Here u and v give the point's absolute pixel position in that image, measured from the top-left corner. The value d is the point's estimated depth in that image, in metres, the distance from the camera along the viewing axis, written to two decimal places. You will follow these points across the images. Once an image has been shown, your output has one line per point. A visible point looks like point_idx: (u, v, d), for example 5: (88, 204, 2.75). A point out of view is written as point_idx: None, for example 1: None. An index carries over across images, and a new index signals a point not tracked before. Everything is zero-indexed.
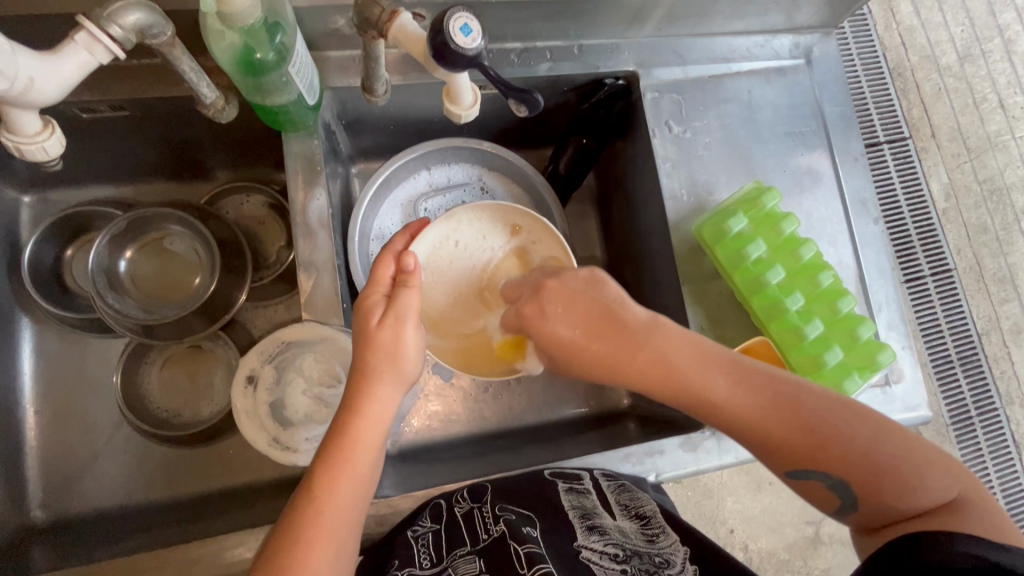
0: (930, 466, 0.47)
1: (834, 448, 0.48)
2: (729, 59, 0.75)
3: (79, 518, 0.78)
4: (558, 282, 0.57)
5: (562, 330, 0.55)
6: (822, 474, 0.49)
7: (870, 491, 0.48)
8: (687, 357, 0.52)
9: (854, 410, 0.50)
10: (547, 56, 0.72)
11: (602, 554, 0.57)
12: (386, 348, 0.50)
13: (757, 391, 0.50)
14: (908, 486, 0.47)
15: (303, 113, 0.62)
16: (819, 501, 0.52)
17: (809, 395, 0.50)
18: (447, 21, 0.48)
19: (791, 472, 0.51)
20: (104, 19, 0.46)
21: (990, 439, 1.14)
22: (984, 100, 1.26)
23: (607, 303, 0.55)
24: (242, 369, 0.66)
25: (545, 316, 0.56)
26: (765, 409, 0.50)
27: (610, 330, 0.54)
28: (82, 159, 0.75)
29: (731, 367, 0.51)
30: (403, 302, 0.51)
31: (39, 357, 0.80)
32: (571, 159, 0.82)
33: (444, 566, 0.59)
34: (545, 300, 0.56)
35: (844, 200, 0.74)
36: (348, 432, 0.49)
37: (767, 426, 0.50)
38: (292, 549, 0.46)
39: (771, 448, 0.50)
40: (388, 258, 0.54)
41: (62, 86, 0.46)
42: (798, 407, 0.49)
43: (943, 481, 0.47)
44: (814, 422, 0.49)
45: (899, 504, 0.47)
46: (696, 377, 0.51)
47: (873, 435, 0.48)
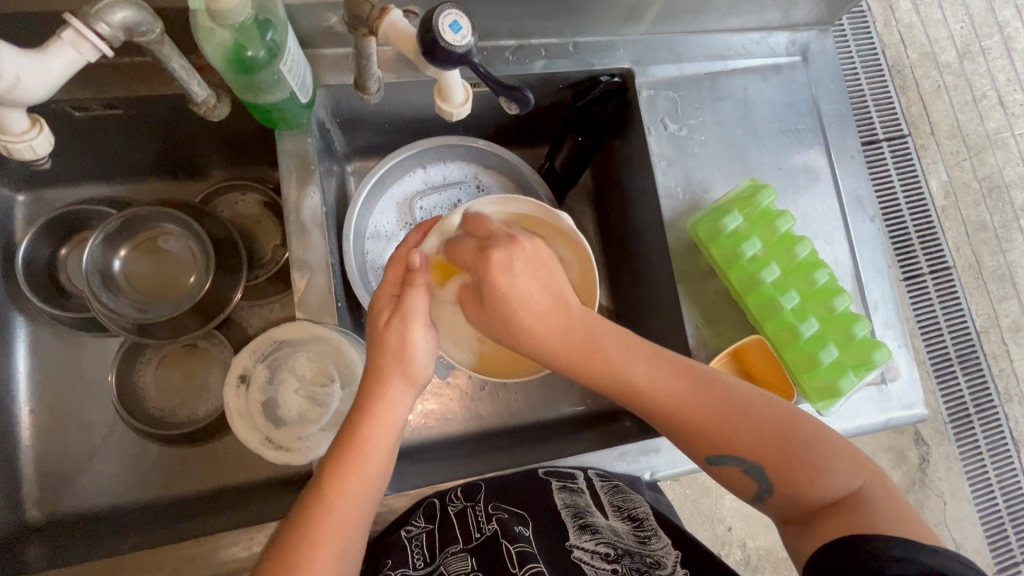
0: (834, 453, 0.49)
1: (746, 431, 0.50)
2: (725, 56, 0.75)
3: (73, 517, 0.78)
4: (530, 243, 0.51)
5: (519, 293, 0.50)
6: (736, 458, 0.50)
7: (781, 476, 0.49)
8: (613, 341, 0.51)
9: (762, 396, 0.52)
10: (542, 54, 0.71)
11: (594, 553, 0.57)
12: (393, 350, 0.50)
13: (676, 375, 0.51)
14: (817, 472, 0.48)
15: (296, 111, 0.62)
16: (737, 487, 0.53)
17: (721, 380, 0.52)
18: (436, 18, 0.47)
19: (709, 457, 0.52)
20: (92, 17, 0.46)
21: (988, 437, 1.14)
22: (984, 97, 1.25)
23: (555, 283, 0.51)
24: (234, 369, 0.65)
25: (510, 272, 0.49)
26: (683, 396, 0.51)
27: (552, 307, 0.51)
28: (76, 158, 0.75)
29: (652, 352, 0.52)
30: (412, 304, 0.50)
31: (33, 356, 0.80)
32: (568, 157, 0.81)
33: (436, 565, 0.59)
34: (513, 253, 0.50)
35: (840, 198, 0.73)
36: (357, 432, 0.49)
37: (685, 409, 0.51)
38: (299, 549, 0.47)
39: (691, 432, 0.51)
40: (399, 260, 0.53)
41: (49, 84, 0.46)
42: (710, 391, 0.51)
43: (848, 471, 0.48)
44: (729, 409, 0.50)
45: (808, 490, 0.48)
46: (619, 363, 0.51)
47: (781, 422, 0.50)
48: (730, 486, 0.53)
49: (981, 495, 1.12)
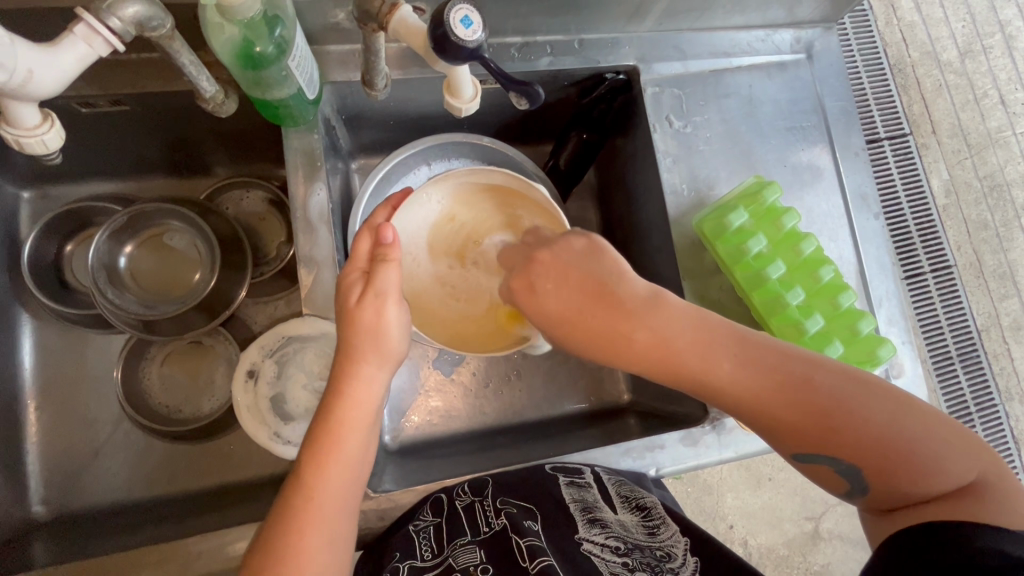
0: (944, 449, 0.47)
1: (845, 428, 0.48)
2: (729, 54, 0.75)
3: (78, 513, 0.78)
4: (549, 253, 0.56)
5: (554, 303, 0.55)
6: (830, 457, 0.49)
7: (882, 476, 0.48)
8: (689, 335, 0.52)
9: (866, 391, 0.49)
10: (548, 51, 0.72)
11: (604, 547, 0.58)
12: (367, 328, 0.50)
13: (763, 371, 0.50)
14: (922, 471, 0.47)
15: (303, 107, 0.62)
16: (830, 484, 0.52)
17: (818, 372, 0.49)
18: (447, 13, 0.47)
19: (798, 454, 0.51)
20: (104, 11, 0.46)
21: (989, 435, 1.14)
22: (985, 96, 1.26)
23: (603, 279, 0.54)
24: (242, 364, 0.66)
25: (535, 290, 0.55)
26: (768, 390, 0.50)
27: (605, 308, 0.53)
28: (82, 154, 0.75)
29: (739, 349, 0.51)
30: (383, 280, 0.50)
31: (38, 353, 0.80)
32: (572, 154, 0.82)
33: (445, 556, 0.60)
34: (534, 272, 0.56)
35: (844, 195, 0.74)
36: (334, 415, 0.50)
37: (774, 406, 0.50)
38: (283, 537, 0.47)
39: (784, 430, 0.50)
40: (367, 232, 0.53)
41: (61, 78, 0.46)
42: (804, 388, 0.49)
43: (959, 466, 0.47)
44: (827, 404, 0.49)
45: (909, 487, 0.47)
46: (699, 363, 0.51)
47: (885, 418, 0.48)
48: (817, 480, 0.53)
49: None
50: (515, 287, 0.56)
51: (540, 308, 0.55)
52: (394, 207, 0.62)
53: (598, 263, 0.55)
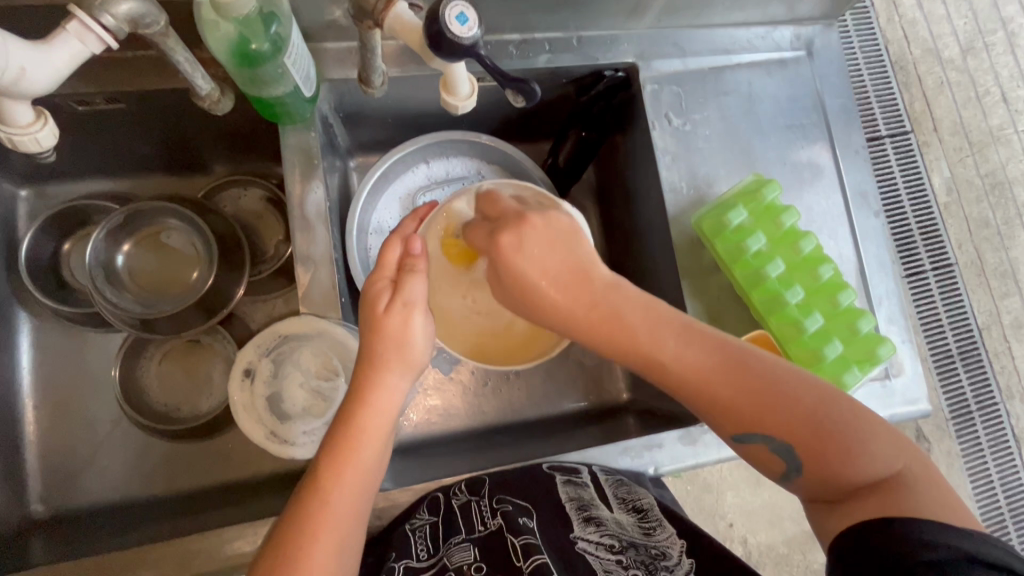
0: (875, 434, 0.47)
1: (781, 408, 0.48)
2: (729, 51, 0.75)
3: (76, 512, 0.78)
4: (542, 219, 0.52)
5: (534, 268, 0.50)
6: (764, 436, 0.49)
7: (814, 456, 0.47)
8: (640, 313, 0.50)
9: (800, 375, 0.49)
10: (546, 48, 0.71)
11: (599, 544, 0.57)
12: (393, 337, 0.49)
13: (707, 350, 0.49)
14: (851, 454, 0.47)
15: (300, 105, 0.62)
16: (765, 466, 0.51)
17: (755, 357, 0.49)
18: (443, 10, 0.47)
19: (736, 435, 0.50)
20: (97, 8, 0.45)
21: (990, 434, 1.14)
22: (987, 93, 1.25)
23: (578, 256, 0.51)
24: (238, 363, 0.66)
25: (521, 251, 0.50)
26: (710, 367, 0.49)
27: (573, 281, 0.50)
28: (79, 152, 0.75)
29: (685, 328, 0.50)
30: (412, 288, 0.50)
31: (37, 351, 0.80)
32: (570, 151, 0.81)
33: (439, 557, 0.59)
34: (521, 233, 0.51)
35: (844, 193, 0.73)
36: (355, 423, 0.49)
37: (717, 384, 0.49)
38: (296, 542, 0.47)
39: (722, 407, 0.49)
40: (397, 240, 0.53)
41: (53, 75, 0.46)
42: (744, 370, 0.49)
43: (887, 453, 0.47)
44: (765, 383, 0.48)
45: (841, 470, 0.47)
46: (647, 336, 0.49)
47: (818, 400, 0.48)
48: (755, 464, 0.52)
49: (983, 492, 1.11)
50: (497, 240, 0.51)
51: (515, 272, 0.50)
52: (423, 220, 0.59)
53: (575, 240, 0.52)
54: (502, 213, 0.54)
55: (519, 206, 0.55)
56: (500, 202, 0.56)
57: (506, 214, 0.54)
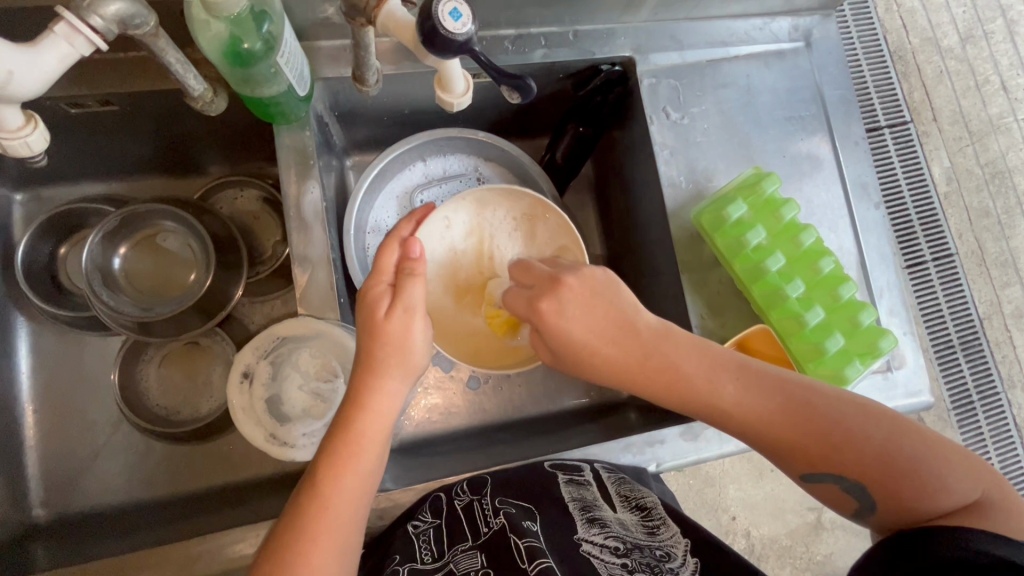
0: (949, 468, 0.46)
1: (846, 448, 0.48)
2: (727, 43, 0.74)
3: (76, 517, 0.77)
4: (576, 279, 0.54)
5: (580, 331, 0.54)
6: (835, 476, 0.49)
7: (885, 490, 0.47)
8: (696, 364, 0.53)
9: (864, 409, 0.50)
10: (542, 43, 0.71)
11: (603, 547, 0.56)
12: (394, 340, 0.50)
13: (767, 395, 0.51)
14: (923, 489, 0.46)
15: (294, 104, 0.61)
16: (836, 503, 0.52)
17: (816, 394, 0.50)
18: (436, 6, 0.47)
19: (805, 474, 0.51)
20: (84, 10, 0.45)
21: (992, 424, 1.14)
22: (987, 81, 1.24)
23: (621, 310, 0.55)
24: (237, 365, 0.65)
25: (562, 314, 0.54)
26: (770, 410, 0.50)
27: (623, 338, 0.54)
28: (73, 156, 0.74)
29: (740, 372, 0.52)
30: (410, 294, 0.50)
31: (36, 356, 0.80)
32: (569, 147, 0.81)
33: (446, 561, 0.59)
34: (561, 298, 0.54)
35: (844, 185, 0.73)
36: (353, 427, 0.49)
37: (782, 431, 0.50)
38: (296, 545, 0.46)
39: (786, 445, 0.50)
40: (394, 244, 0.52)
41: (41, 79, 0.45)
42: (807, 409, 0.50)
43: (963, 483, 0.46)
44: (828, 421, 0.49)
45: (915, 504, 0.46)
46: (704, 386, 0.52)
47: (885, 435, 0.48)
48: (826, 500, 0.52)
49: None
50: (536, 308, 0.54)
51: (564, 332, 0.54)
52: (419, 222, 0.60)
53: (613, 296, 0.55)
54: (535, 279, 0.56)
55: (552, 267, 0.57)
56: (533, 269, 0.57)
57: (540, 282, 0.56)
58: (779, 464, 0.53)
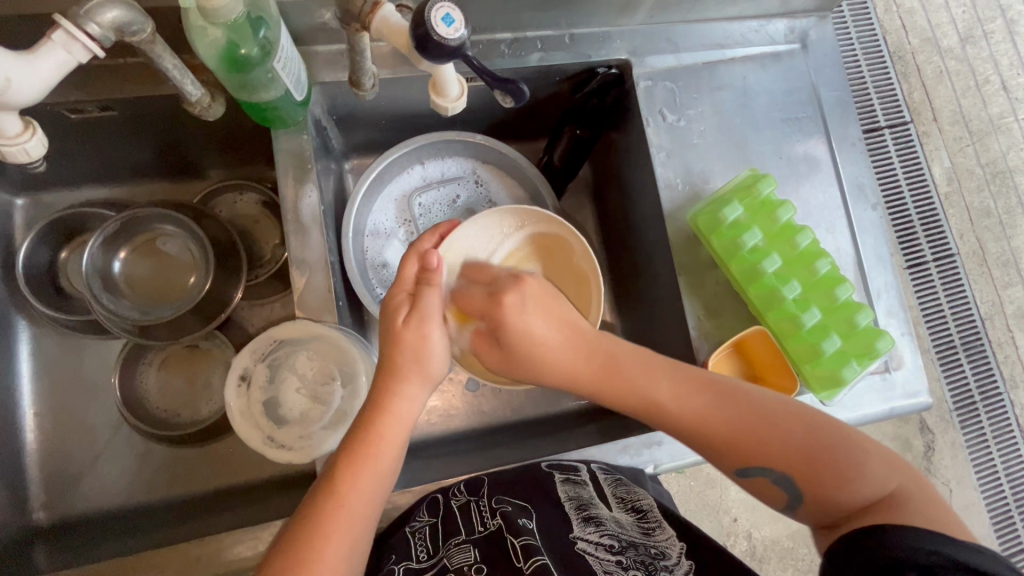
0: (869, 461, 0.48)
1: (773, 441, 0.50)
2: (723, 45, 0.74)
3: (76, 520, 0.78)
4: (537, 281, 0.58)
5: (536, 326, 0.56)
6: (763, 469, 0.50)
7: (809, 481, 0.49)
8: (629, 360, 0.55)
9: (788, 404, 0.51)
10: (538, 46, 0.71)
11: (598, 545, 0.56)
12: (411, 348, 0.51)
13: (696, 391, 0.52)
14: (846, 479, 0.47)
15: (291, 109, 0.62)
16: (769, 500, 0.52)
17: (743, 387, 0.52)
18: (429, 11, 0.47)
19: (739, 469, 0.51)
20: (81, 17, 0.45)
21: (995, 425, 1.13)
22: (987, 82, 1.24)
23: (567, 313, 0.58)
24: (235, 368, 0.65)
25: (522, 308, 0.56)
26: (703, 406, 0.52)
27: (570, 336, 0.56)
28: (74, 161, 0.75)
29: (674, 370, 0.54)
30: (427, 302, 0.52)
31: (37, 359, 0.80)
32: (567, 149, 0.81)
33: (439, 557, 0.58)
34: (522, 294, 0.56)
35: (841, 186, 0.73)
36: (374, 427, 0.50)
37: (711, 425, 0.51)
38: (310, 541, 0.46)
39: (717, 441, 0.51)
40: (413, 256, 0.55)
41: (39, 86, 0.46)
42: (732, 400, 0.51)
43: (882, 475, 0.47)
44: (754, 415, 0.50)
45: (839, 495, 0.47)
46: (642, 379, 0.53)
47: (808, 429, 0.50)
48: (760, 498, 0.53)
49: (987, 482, 1.11)
50: (501, 300, 0.56)
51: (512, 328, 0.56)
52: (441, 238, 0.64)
53: (559, 302, 0.58)
54: (497, 277, 0.60)
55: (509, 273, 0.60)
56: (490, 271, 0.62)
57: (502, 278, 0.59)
58: (712, 462, 0.53)
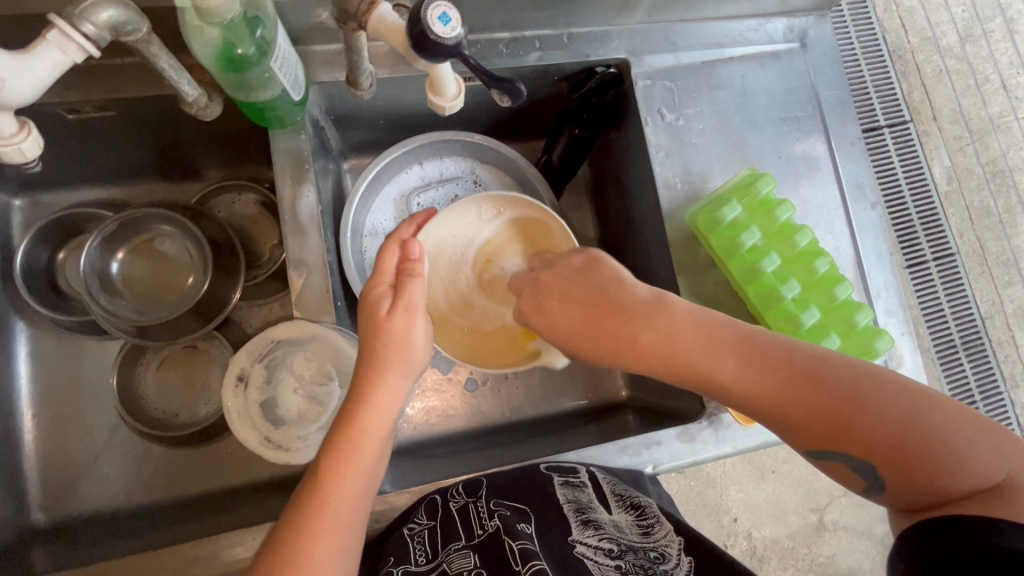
0: (970, 448, 0.45)
1: (860, 426, 0.47)
2: (722, 44, 0.74)
3: (74, 521, 0.78)
4: (550, 276, 0.60)
5: (560, 319, 0.57)
6: (843, 453, 0.48)
7: (896, 469, 0.46)
8: (694, 340, 0.52)
9: (879, 382, 0.48)
10: (536, 46, 0.71)
11: (597, 549, 0.56)
12: (396, 340, 0.50)
13: (771, 372, 0.50)
14: (940, 469, 0.45)
15: (288, 108, 0.62)
16: (847, 480, 0.50)
17: (828, 365, 0.49)
18: (425, 10, 0.47)
19: (812, 450, 0.50)
20: (77, 17, 0.45)
21: (995, 425, 1.13)
22: (986, 80, 1.24)
23: (614, 293, 0.56)
24: (231, 369, 0.65)
25: (541, 310, 0.59)
26: (775, 388, 0.49)
27: (620, 320, 0.55)
28: (72, 162, 0.75)
29: (744, 349, 0.51)
30: (413, 293, 0.51)
31: (35, 360, 0.80)
32: (565, 150, 0.81)
33: (438, 561, 0.58)
34: (541, 295, 0.59)
35: (841, 185, 0.73)
36: (355, 422, 0.49)
37: (785, 407, 0.49)
38: (295, 540, 0.46)
39: (794, 423, 0.49)
40: (394, 244, 0.53)
41: (34, 86, 0.46)
42: (813, 382, 0.48)
43: (985, 463, 0.44)
44: (837, 399, 0.47)
45: (929, 483, 0.45)
46: (703, 360, 0.52)
47: (903, 413, 0.46)
48: (837, 477, 0.51)
49: None
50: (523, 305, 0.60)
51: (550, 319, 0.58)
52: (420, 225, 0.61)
53: (592, 286, 0.57)
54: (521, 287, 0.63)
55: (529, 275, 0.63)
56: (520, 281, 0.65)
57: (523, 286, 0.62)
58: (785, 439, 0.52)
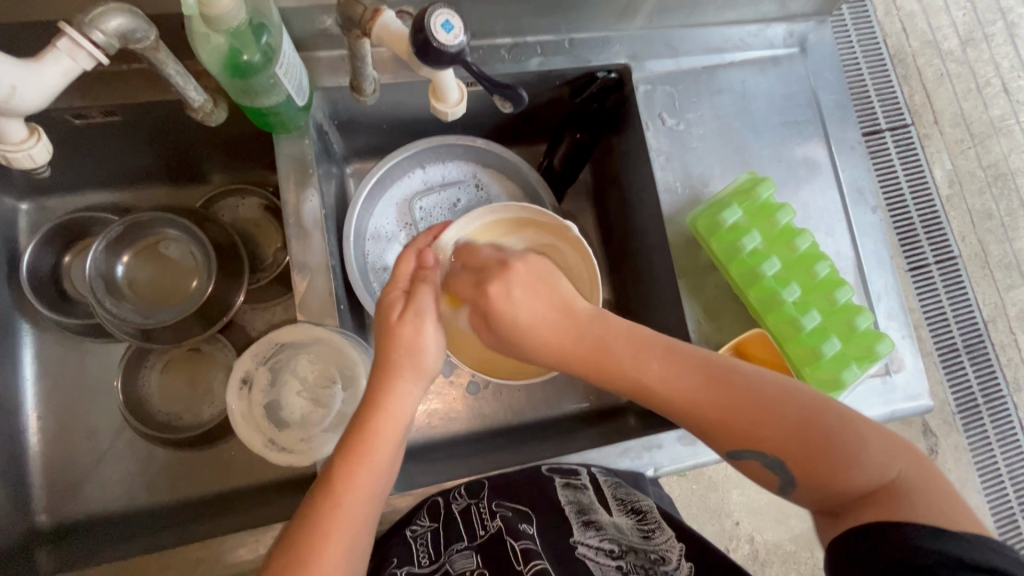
0: (873, 444, 0.46)
1: (771, 428, 0.47)
2: (723, 49, 0.74)
3: (78, 522, 0.78)
4: (523, 265, 0.55)
5: (522, 311, 0.53)
6: (757, 453, 0.48)
7: (806, 470, 0.47)
8: (622, 345, 0.51)
9: (785, 386, 0.49)
10: (538, 51, 0.71)
11: (598, 550, 0.57)
12: (405, 344, 0.50)
13: (691, 375, 0.49)
14: (841, 467, 0.46)
15: (293, 114, 0.62)
16: (761, 480, 0.50)
17: (737, 369, 0.49)
18: (428, 18, 0.47)
19: (731, 451, 0.50)
20: (87, 25, 0.46)
21: (998, 429, 1.13)
22: (987, 84, 1.24)
23: (559, 293, 0.54)
24: (236, 372, 0.66)
25: (509, 298, 0.53)
26: (694, 391, 0.49)
27: (560, 318, 0.53)
28: (78, 166, 0.76)
29: (664, 352, 0.51)
30: (423, 300, 0.52)
31: (40, 362, 0.81)
32: (565, 155, 0.82)
33: (442, 562, 0.59)
34: (509, 282, 0.54)
35: (841, 189, 0.73)
36: (370, 425, 0.49)
37: (705, 410, 0.49)
38: (307, 542, 0.46)
39: (712, 427, 0.49)
40: (411, 252, 0.55)
41: (43, 92, 0.47)
42: (728, 385, 0.49)
43: (881, 460, 0.46)
44: (755, 401, 0.48)
45: (835, 481, 0.46)
46: (632, 367, 0.50)
47: (806, 412, 0.47)
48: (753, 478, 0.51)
49: (990, 485, 1.11)
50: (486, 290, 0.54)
51: (508, 313, 0.53)
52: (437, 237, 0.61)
53: (552, 282, 0.55)
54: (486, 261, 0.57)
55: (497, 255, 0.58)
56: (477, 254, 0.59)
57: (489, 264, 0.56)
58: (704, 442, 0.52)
